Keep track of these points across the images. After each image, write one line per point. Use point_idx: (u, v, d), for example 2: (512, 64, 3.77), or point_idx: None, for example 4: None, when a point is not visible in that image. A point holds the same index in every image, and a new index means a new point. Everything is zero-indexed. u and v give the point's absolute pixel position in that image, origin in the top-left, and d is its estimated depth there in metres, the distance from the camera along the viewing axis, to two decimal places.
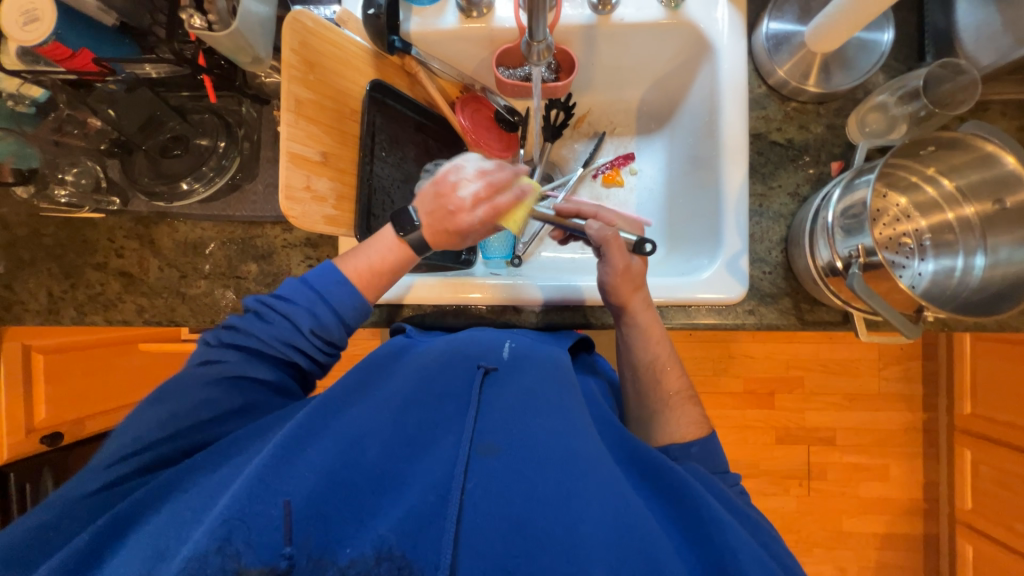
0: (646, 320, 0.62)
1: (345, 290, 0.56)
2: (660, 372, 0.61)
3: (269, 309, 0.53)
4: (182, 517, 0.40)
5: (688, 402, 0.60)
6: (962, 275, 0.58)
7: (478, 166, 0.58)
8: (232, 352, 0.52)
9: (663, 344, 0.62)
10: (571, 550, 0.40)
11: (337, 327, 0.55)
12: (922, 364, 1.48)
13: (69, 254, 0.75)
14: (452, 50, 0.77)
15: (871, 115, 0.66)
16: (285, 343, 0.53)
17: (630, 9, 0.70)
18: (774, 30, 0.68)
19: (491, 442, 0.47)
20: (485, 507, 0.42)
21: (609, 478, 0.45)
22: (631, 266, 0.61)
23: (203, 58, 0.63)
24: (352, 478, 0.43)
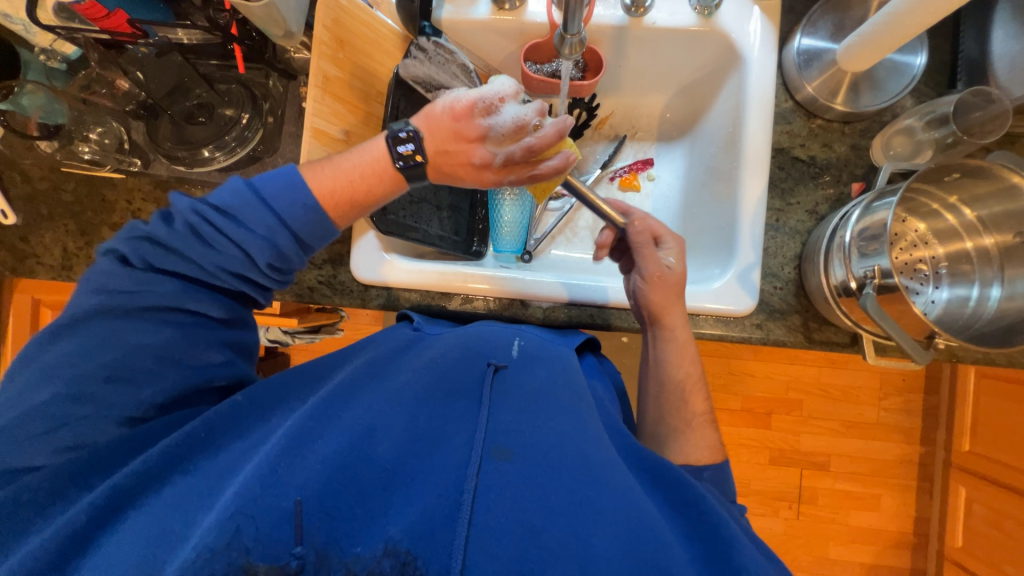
0: (681, 337, 0.62)
1: (310, 218, 0.52)
2: (686, 392, 0.60)
3: (218, 233, 0.49)
4: (188, 503, 0.40)
5: (706, 426, 0.59)
6: (976, 305, 0.58)
7: (516, 112, 0.55)
8: (170, 279, 0.49)
9: (693, 364, 0.61)
10: (585, 562, 0.37)
11: (298, 259, 0.53)
12: (923, 398, 1.47)
13: (86, 212, 0.76)
14: (481, 41, 0.77)
15: (897, 138, 0.66)
16: (231, 272, 0.50)
17: (662, 13, 0.70)
18: (805, 46, 0.68)
19: (504, 444, 0.44)
20: (499, 512, 0.40)
21: (624, 486, 0.43)
22: (671, 274, 0.61)
23: (236, 28, 0.66)
24: (362, 474, 0.41)
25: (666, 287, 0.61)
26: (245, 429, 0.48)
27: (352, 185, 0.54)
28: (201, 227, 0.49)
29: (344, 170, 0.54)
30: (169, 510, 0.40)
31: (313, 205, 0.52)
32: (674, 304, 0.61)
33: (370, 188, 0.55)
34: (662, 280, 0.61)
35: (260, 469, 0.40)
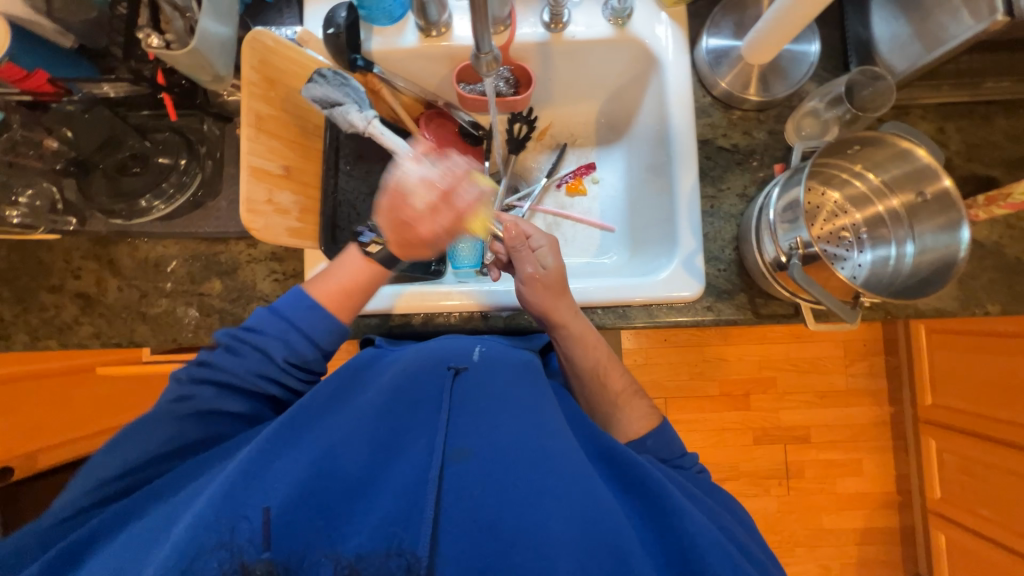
0: (578, 328, 0.63)
1: (318, 315, 0.56)
2: (603, 376, 0.63)
3: (243, 345, 0.53)
4: (140, 540, 0.41)
5: (634, 398, 0.62)
6: (896, 262, 0.62)
7: (424, 175, 0.60)
8: (206, 387, 0.51)
9: (599, 348, 0.64)
10: (544, 544, 0.39)
11: (315, 356, 0.56)
12: (885, 360, 1.54)
13: (23, 277, 0.73)
14: (414, 68, 0.80)
15: (806, 120, 0.72)
16: (259, 376, 0.53)
17: (580, 26, 0.74)
18: (713, 46, 0.73)
19: (464, 445, 0.45)
20: (462, 506, 0.41)
21: (582, 473, 0.44)
22: (550, 268, 0.63)
23: (162, 77, 0.64)
24: (326, 485, 0.41)
25: (546, 282, 0.63)
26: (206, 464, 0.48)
27: (341, 281, 0.59)
28: (232, 345, 0.53)
29: (328, 278, 0.59)
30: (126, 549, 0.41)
31: (314, 301, 0.57)
32: (557, 296, 0.63)
33: (365, 278, 0.60)
34: (542, 275, 0.63)
35: (215, 495, 0.39)
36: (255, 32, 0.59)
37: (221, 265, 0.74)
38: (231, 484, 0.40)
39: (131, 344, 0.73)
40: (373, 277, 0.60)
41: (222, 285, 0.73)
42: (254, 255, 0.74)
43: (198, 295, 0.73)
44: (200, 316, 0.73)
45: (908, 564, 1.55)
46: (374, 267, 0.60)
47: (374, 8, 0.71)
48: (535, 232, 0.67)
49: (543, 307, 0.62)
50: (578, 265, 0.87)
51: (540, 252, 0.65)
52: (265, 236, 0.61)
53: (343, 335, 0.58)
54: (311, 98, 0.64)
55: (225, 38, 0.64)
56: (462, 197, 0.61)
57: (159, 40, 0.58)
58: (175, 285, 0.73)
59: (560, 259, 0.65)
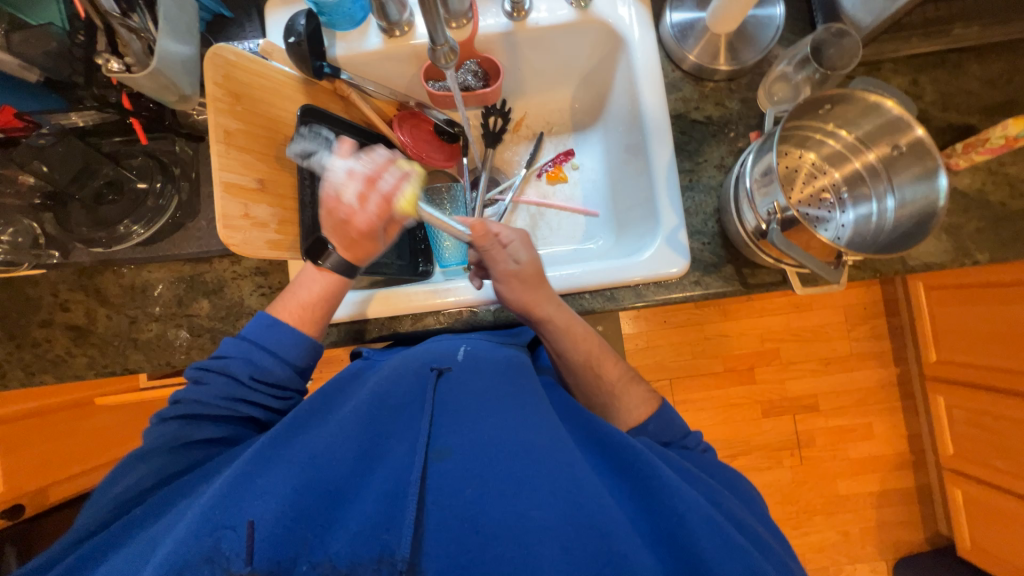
0: (564, 320, 0.62)
1: (278, 330, 0.58)
2: (596, 368, 0.63)
3: (210, 373, 0.55)
4: (124, 566, 0.41)
5: (632, 384, 0.63)
6: (879, 218, 0.62)
7: (347, 166, 0.58)
8: (179, 421, 0.53)
9: (589, 340, 0.64)
10: (525, 535, 0.40)
11: (280, 368, 0.57)
12: (887, 321, 1.53)
13: (12, 314, 0.74)
14: (382, 70, 0.79)
15: (777, 85, 0.71)
16: (230, 399, 0.55)
17: (542, 13, 0.74)
18: (677, 20, 0.73)
19: (445, 444, 0.45)
20: (447, 504, 0.42)
21: (564, 460, 0.45)
22: (524, 262, 0.62)
23: (129, 101, 0.65)
24: (308, 496, 0.41)
25: (522, 277, 0.62)
26: (190, 487, 0.48)
27: (300, 296, 0.60)
28: (203, 375, 0.55)
29: (289, 297, 0.61)
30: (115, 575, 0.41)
31: (274, 319, 0.59)
32: (537, 291, 0.62)
33: (324, 286, 0.61)
34: (520, 270, 0.62)
35: (197, 516, 0.39)
36: (215, 47, 0.58)
37: (207, 285, 0.74)
38: (213, 504, 0.40)
39: (125, 371, 0.73)
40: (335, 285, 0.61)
41: (210, 304, 0.74)
42: (239, 272, 0.74)
43: (187, 316, 0.73)
44: (190, 337, 0.73)
45: (928, 522, 1.54)
46: (331, 276, 0.61)
47: (334, 13, 0.71)
48: (506, 229, 0.65)
49: (525, 303, 0.62)
50: (565, 253, 0.87)
51: (512, 246, 0.63)
52: (245, 251, 0.61)
53: (311, 347, 0.60)
54: (293, 156, 0.65)
55: (188, 58, 0.64)
56: (387, 183, 0.58)
57: (120, 65, 0.58)
58: (164, 309, 0.74)
59: (537, 257, 0.64)
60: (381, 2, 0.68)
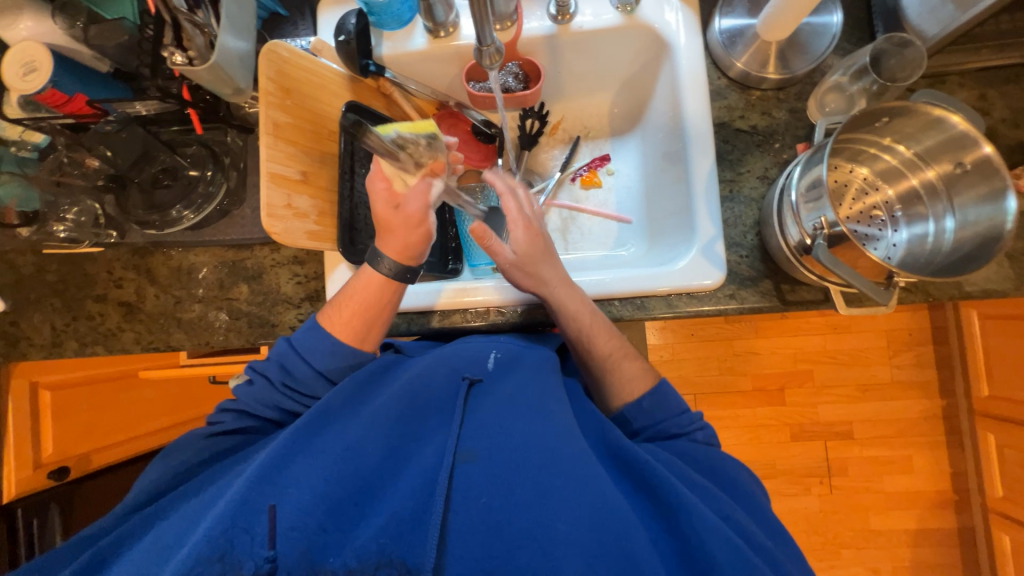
0: (562, 295, 0.61)
1: (324, 341, 0.57)
2: (589, 340, 0.60)
3: (256, 374, 0.57)
4: (158, 539, 0.44)
5: (625, 359, 0.60)
6: (935, 239, 0.59)
7: None
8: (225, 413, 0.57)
9: (584, 313, 0.61)
10: (547, 547, 0.40)
11: (317, 380, 0.57)
12: (935, 349, 1.44)
13: (71, 289, 0.79)
14: (425, 70, 0.81)
15: (830, 95, 0.68)
16: (264, 403, 0.57)
17: (587, 16, 0.74)
18: (726, 26, 0.71)
19: (472, 448, 0.46)
20: (469, 508, 0.43)
21: (592, 477, 0.44)
22: (525, 242, 0.63)
23: (188, 93, 0.67)
24: (337, 491, 0.43)
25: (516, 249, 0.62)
26: (229, 467, 0.51)
27: (347, 303, 0.59)
28: (252, 376, 0.57)
29: (340, 307, 0.59)
30: (151, 548, 0.43)
31: (313, 323, 0.59)
32: (537, 265, 0.62)
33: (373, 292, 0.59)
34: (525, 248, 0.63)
35: (233, 498, 0.41)
36: (270, 43, 0.61)
37: (248, 271, 0.77)
38: (248, 489, 0.41)
39: (168, 348, 0.77)
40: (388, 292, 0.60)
41: (249, 289, 0.76)
42: (278, 260, 0.77)
43: (227, 299, 0.77)
44: (229, 319, 0.76)
45: (969, 567, 1.44)
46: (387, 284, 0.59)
47: (383, 13, 0.73)
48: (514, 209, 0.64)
49: (527, 279, 0.62)
50: (595, 258, 0.86)
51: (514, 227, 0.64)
52: (285, 240, 0.63)
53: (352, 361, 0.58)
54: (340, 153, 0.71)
55: (245, 53, 0.67)
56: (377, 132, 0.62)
57: (183, 58, 0.61)
58: (206, 291, 0.77)
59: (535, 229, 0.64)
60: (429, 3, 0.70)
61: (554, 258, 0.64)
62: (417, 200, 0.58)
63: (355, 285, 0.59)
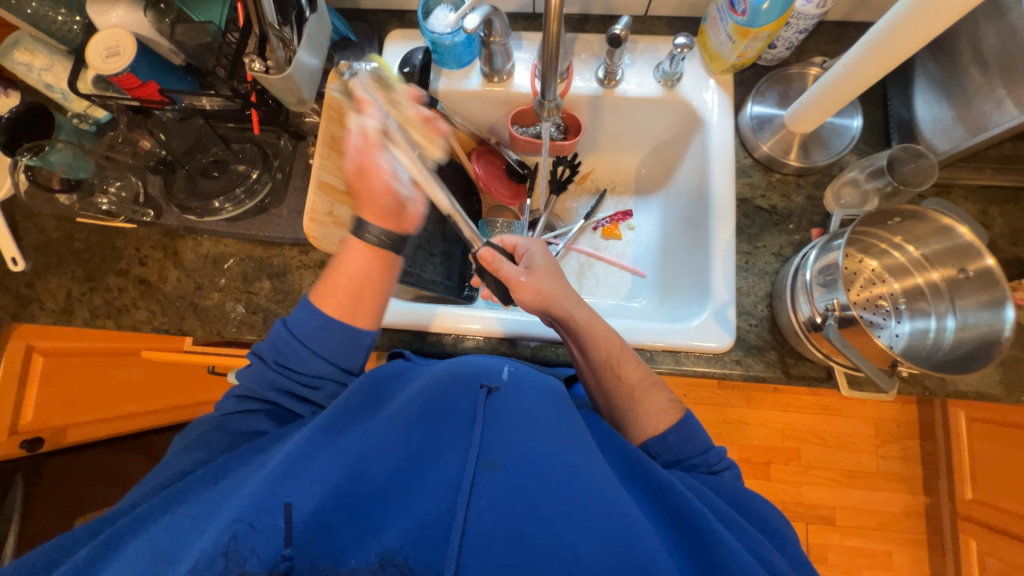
0: (585, 318, 0.63)
1: (313, 315, 0.57)
2: (617, 368, 0.62)
3: (255, 357, 0.57)
4: (185, 523, 0.44)
5: (651, 390, 0.61)
6: (936, 335, 0.62)
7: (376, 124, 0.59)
8: (231, 399, 0.57)
9: (610, 340, 0.63)
10: (569, 564, 0.42)
11: (316, 363, 0.56)
12: (920, 445, 1.45)
13: (95, 259, 0.80)
14: (473, 108, 0.87)
15: (845, 189, 0.73)
16: (263, 385, 0.56)
17: (632, 85, 0.80)
18: (757, 112, 0.77)
19: (493, 456, 0.47)
20: (487, 520, 0.44)
21: (612, 495, 0.45)
22: (540, 265, 0.66)
23: (254, 96, 0.73)
24: (357, 491, 0.44)
25: (536, 272, 0.65)
26: (245, 457, 0.50)
27: (335, 275, 0.58)
28: (251, 358, 0.57)
29: (328, 283, 0.58)
30: (154, 544, 0.43)
31: (307, 300, 0.58)
32: (553, 282, 0.65)
33: (361, 264, 0.59)
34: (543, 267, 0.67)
35: (258, 491, 0.42)
36: (341, 65, 0.66)
37: (273, 268, 0.79)
38: (273, 480, 0.43)
39: (178, 331, 0.77)
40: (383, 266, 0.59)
41: (271, 286, 0.78)
42: (304, 262, 0.79)
43: (247, 293, 0.78)
44: (245, 312, 0.77)
45: None
46: (377, 255, 0.59)
47: (446, 54, 0.78)
48: (524, 240, 0.70)
49: (547, 295, 0.63)
50: (607, 305, 0.88)
51: (529, 253, 0.68)
52: (321, 244, 0.65)
53: (343, 338, 0.56)
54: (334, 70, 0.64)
55: (315, 69, 0.72)
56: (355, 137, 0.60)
57: (261, 66, 0.65)
58: (229, 281, 0.78)
59: (549, 253, 0.69)
60: (490, 51, 0.76)
61: (565, 278, 0.67)
62: (374, 146, 0.59)
63: (344, 254, 0.59)
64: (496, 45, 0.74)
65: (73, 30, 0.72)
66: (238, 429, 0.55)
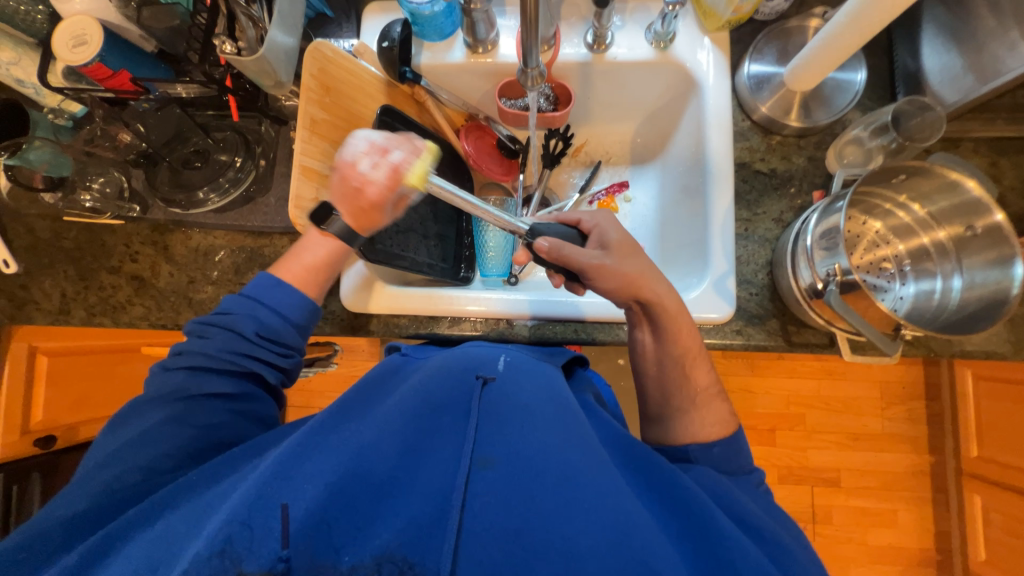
0: (673, 306, 0.61)
1: (283, 291, 0.60)
2: (689, 367, 0.60)
3: (212, 328, 0.57)
4: (180, 527, 0.44)
5: (714, 399, 0.60)
6: (942, 296, 0.60)
7: (369, 141, 0.57)
8: (180, 370, 0.55)
9: (691, 336, 0.61)
10: (569, 559, 0.41)
11: (286, 329, 0.59)
12: (926, 405, 1.45)
13: (86, 257, 0.79)
14: (458, 82, 0.83)
15: (849, 147, 0.70)
16: (230, 352, 0.56)
17: (623, 48, 0.76)
18: (755, 71, 0.74)
19: (490, 451, 0.48)
20: (485, 515, 0.44)
21: (606, 485, 0.46)
22: (614, 240, 0.63)
23: (230, 81, 0.69)
24: (352, 489, 0.44)
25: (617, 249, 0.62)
26: (240, 460, 0.51)
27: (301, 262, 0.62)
28: (208, 330, 0.57)
29: (292, 262, 0.62)
30: (155, 547, 0.43)
31: (275, 279, 0.60)
32: (631, 261, 0.61)
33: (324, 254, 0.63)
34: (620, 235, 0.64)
35: (252, 492, 0.43)
36: (317, 42, 0.63)
37: (265, 258, 0.78)
38: (269, 480, 0.44)
39: (175, 326, 0.77)
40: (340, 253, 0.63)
41: (264, 276, 0.77)
42: (295, 250, 0.78)
43: (241, 284, 0.77)
44: None
45: None
46: (336, 243, 0.62)
47: (427, 25, 0.74)
48: (587, 216, 0.66)
49: (633, 277, 0.59)
50: None
51: (598, 229, 0.64)
52: (309, 231, 0.64)
53: (311, 309, 0.62)
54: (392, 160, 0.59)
55: (290, 48, 0.69)
56: (400, 157, 0.57)
57: (232, 47, 0.62)
58: (221, 274, 0.78)
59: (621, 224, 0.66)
60: (472, 20, 0.72)
61: (643, 253, 0.63)
62: (347, 171, 0.56)
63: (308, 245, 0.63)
64: (477, 12, 0.70)
65: (37, 20, 0.70)
66: (196, 421, 0.53)
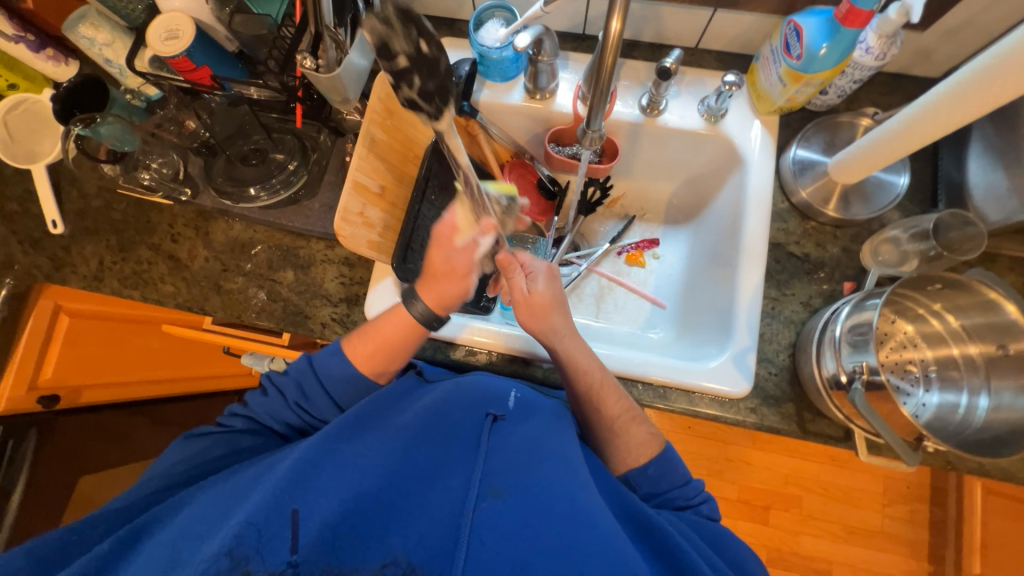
0: (569, 350, 0.64)
1: (338, 361, 0.63)
2: (598, 399, 0.62)
3: (272, 384, 0.65)
4: (196, 524, 0.47)
5: (633, 424, 0.62)
6: (966, 413, 0.60)
7: None
8: (240, 419, 0.64)
9: (593, 372, 0.63)
10: None
11: (324, 398, 0.63)
12: (930, 510, 1.39)
13: (130, 231, 0.82)
14: (511, 122, 0.86)
15: (885, 246, 0.72)
16: (278, 414, 0.63)
17: (674, 115, 0.79)
18: (801, 156, 0.75)
19: (497, 484, 0.49)
20: (492, 542, 0.45)
21: (608, 531, 0.46)
22: (534, 295, 0.65)
23: (301, 90, 0.73)
24: (363, 509, 0.46)
25: (530, 305, 0.65)
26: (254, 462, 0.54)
27: (371, 334, 0.64)
28: (268, 386, 0.65)
29: (363, 337, 0.64)
30: (169, 548, 0.45)
31: (337, 347, 0.65)
32: (534, 322, 0.65)
33: (393, 325, 0.63)
34: (519, 296, 0.65)
35: (267, 496, 0.44)
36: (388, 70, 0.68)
37: (299, 259, 0.80)
38: (284, 487, 0.45)
39: (200, 311, 0.79)
40: (406, 328, 0.63)
41: (294, 277, 0.79)
42: (329, 256, 0.80)
43: (270, 280, 0.79)
44: (266, 299, 0.79)
45: None
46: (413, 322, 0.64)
47: (492, 66, 0.78)
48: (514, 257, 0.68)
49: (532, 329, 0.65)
50: (623, 333, 0.88)
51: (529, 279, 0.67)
52: (349, 244, 0.66)
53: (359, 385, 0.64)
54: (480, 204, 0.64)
55: (362, 70, 0.73)
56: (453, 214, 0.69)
57: (311, 63, 0.65)
58: (254, 268, 0.80)
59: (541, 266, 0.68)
60: (536, 69, 0.76)
61: (552, 309, 0.65)
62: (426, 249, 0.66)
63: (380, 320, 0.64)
64: (543, 64, 0.74)
65: (137, 10, 0.75)
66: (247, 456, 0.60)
